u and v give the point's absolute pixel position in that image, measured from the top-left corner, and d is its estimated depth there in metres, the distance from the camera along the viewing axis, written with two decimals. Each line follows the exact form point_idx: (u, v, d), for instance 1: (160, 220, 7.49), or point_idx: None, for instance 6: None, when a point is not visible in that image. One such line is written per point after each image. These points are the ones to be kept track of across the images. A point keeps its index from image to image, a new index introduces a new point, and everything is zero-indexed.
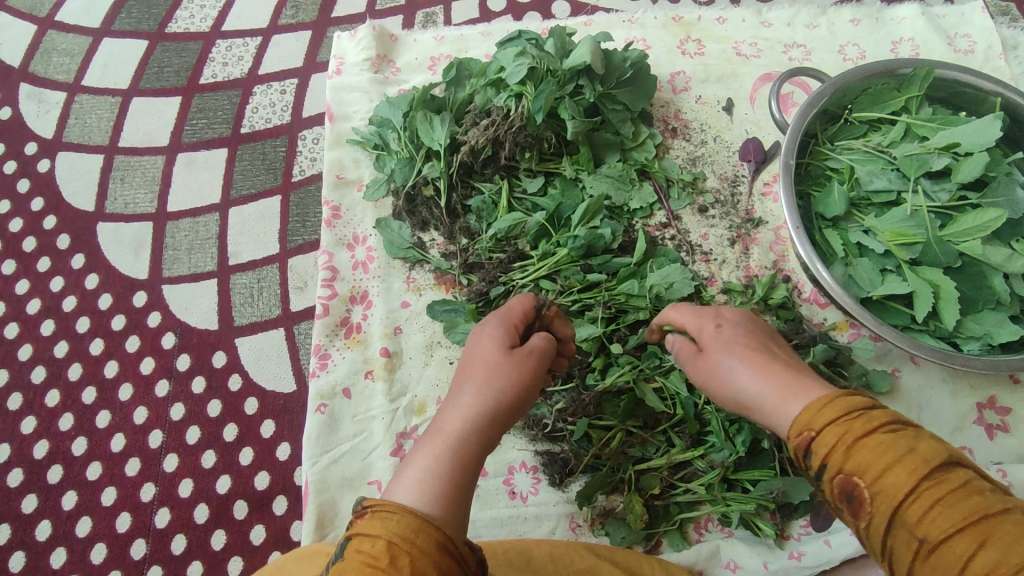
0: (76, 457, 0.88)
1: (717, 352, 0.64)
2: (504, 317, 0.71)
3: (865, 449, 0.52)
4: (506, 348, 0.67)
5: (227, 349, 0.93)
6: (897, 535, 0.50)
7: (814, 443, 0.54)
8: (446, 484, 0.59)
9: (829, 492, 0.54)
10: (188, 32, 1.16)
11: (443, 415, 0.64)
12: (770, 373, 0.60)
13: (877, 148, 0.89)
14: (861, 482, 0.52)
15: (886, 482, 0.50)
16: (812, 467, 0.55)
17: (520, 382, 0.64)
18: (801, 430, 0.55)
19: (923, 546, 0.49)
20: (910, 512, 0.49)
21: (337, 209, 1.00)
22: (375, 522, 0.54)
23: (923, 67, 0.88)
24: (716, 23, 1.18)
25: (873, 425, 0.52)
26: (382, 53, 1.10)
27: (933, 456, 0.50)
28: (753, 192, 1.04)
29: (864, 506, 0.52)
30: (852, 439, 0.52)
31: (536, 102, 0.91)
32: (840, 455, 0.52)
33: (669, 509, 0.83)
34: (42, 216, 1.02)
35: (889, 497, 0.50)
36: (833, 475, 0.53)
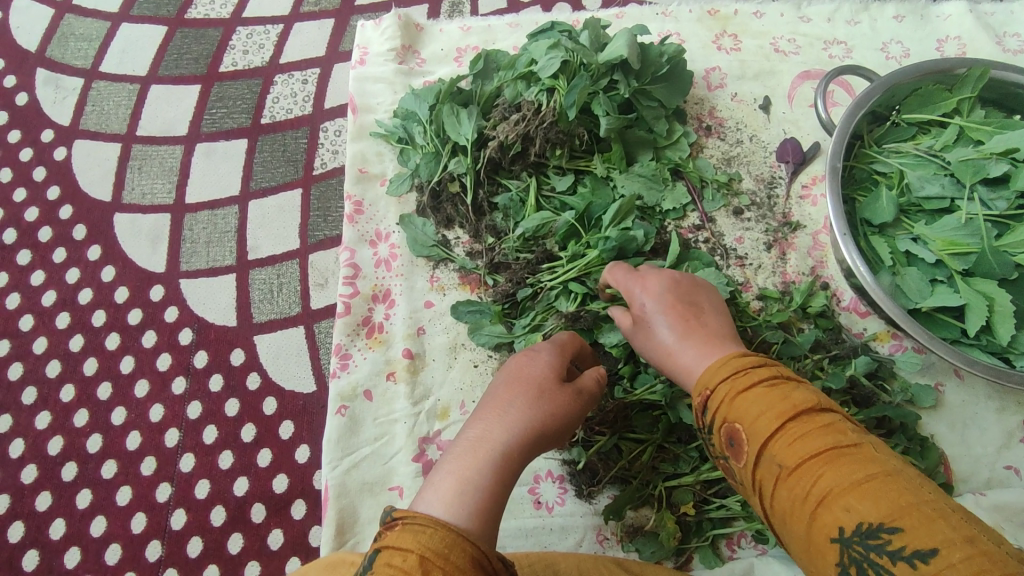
0: (91, 454, 0.86)
1: (651, 318, 0.71)
2: (558, 344, 0.72)
3: (748, 395, 0.56)
4: (558, 374, 0.67)
5: (246, 346, 0.90)
6: (762, 465, 0.54)
7: (711, 399, 0.60)
8: (479, 497, 0.56)
9: (720, 444, 0.59)
10: (208, 18, 1.12)
11: (487, 424, 0.62)
12: (684, 335, 0.68)
13: (928, 152, 0.85)
14: (739, 425, 0.56)
15: (753, 420, 0.55)
16: (708, 419, 0.60)
17: (570, 409, 0.65)
18: (701, 389, 0.62)
19: (782, 472, 0.52)
20: (774, 441, 0.53)
21: (359, 204, 0.97)
22: (405, 534, 0.51)
23: (979, 67, 0.83)
24: (753, 17, 1.13)
25: (759, 378, 0.57)
26: (407, 43, 1.07)
27: (801, 399, 0.54)
28: (791, 195, 1.00)
29: (742, 447, 0.56)
30: (737, 388, 0.57)
31: (569, 96, 0.87)
32: (723, 401, 0.58)
33: (701, 524, 0.80)
34: (57, 206, 0.99)
35: (756, 430, 0.54)
36: (720, 422, 0.58)
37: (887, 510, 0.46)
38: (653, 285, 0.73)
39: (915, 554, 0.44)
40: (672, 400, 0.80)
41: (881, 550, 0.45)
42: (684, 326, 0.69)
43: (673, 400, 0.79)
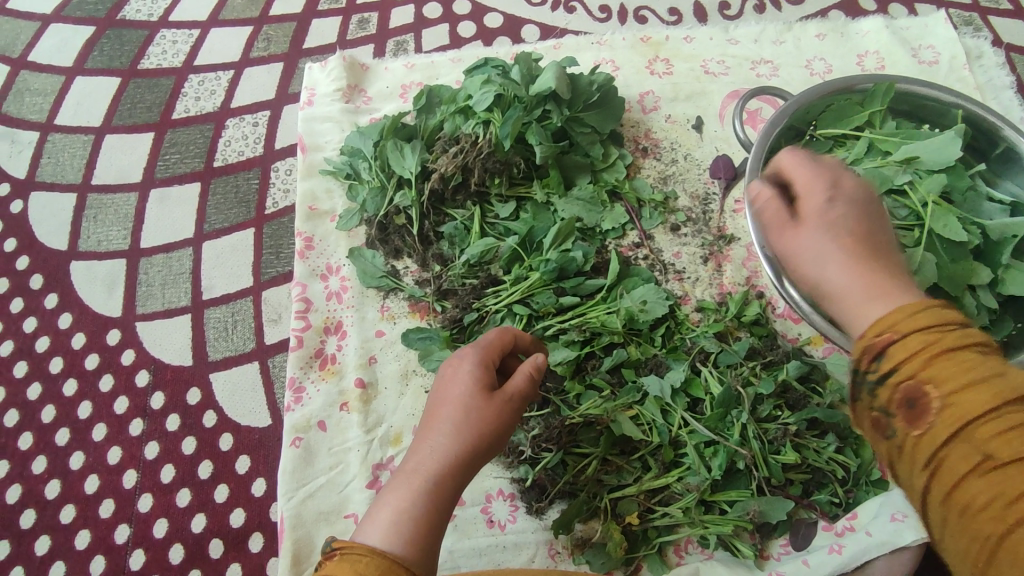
0: (49, 500, 0.88)
1: (809, 225, 0.58)
2: (479, 347, 0.70)
3: (949, 362, 0.47)
4: (481, 384, 0.66)
5: (201, 385, 0.93)
6: (949, 452, 0.46)
7: (894, 346, 0.49)
8: (410, 523, 0.58)
9: (889, 400, 0.50)
10: (161, 68, 1.17)
11: (415, 454, 0.63)
12: (846, 237, 0.56)
13: (840, 165, 0.90)
14: (933, 392, 0.47)
15: (964, 397, 0.46)
16: (880, 366, 0.50)
17: (501, 420, 0.65)
18: (882, 331, 0.50)
19: (980, 465, 0.45)
20: (983, 428, 0.45)
21: (309, 240, 1.00)
22: (342, 564, 0.55)
23: (884, 83, 0.89)
24: (684, 42, 1.19)
25: (966, 343, 0.48)
26: (353, 83, 1.11)
27: (1015, 387, 0.45)
28: (725, 209, 1.05)
29: (927, 414, 0.47)
30: (939, 349, 0.47)
31: (503, 128, 0.91)
32: (918, 360, 0.48)
33: (647, 533, 0.83)
34: (14, 257, 1.02)
35: (962, 410, 0.46)
36: (902, 377, 0.48)
37: None
38: (840, 189, 0.58)
39: None
40: (614, 412, 0.84)
41: None
42: (861, 256, 0.56)
43: (614, 412, 0.84)
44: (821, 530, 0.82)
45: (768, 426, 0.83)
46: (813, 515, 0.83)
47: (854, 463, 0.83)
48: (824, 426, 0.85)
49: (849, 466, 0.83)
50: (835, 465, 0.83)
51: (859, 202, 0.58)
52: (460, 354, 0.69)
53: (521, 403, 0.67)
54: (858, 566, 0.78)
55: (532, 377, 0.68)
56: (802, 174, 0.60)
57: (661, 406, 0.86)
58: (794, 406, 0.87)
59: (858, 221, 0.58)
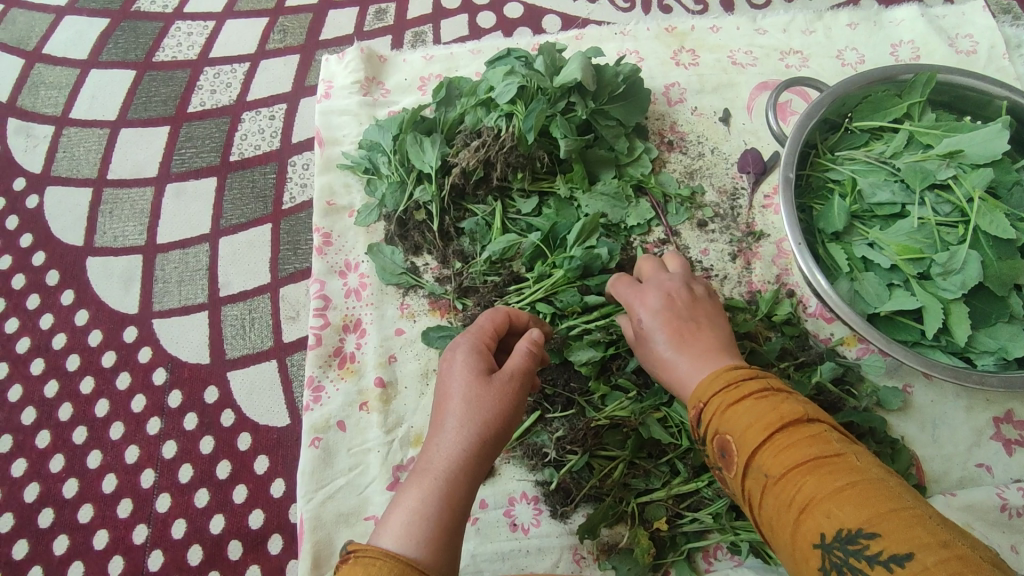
0: (67, 499, 0.87)
1: (648, 335, 0.72)
2: (473, 336, 0.68)
3: (733, 411, 0.61)
4: (479, 372, 0.64)
5: (219, 383, 0.91)
6: (750, 475, 0.58)
7: (705, 412, 0.64)
8: (424, 522, 0.56)
9: (714, 453, 0.63)
10: (176, 61, 1.15)
11: (426, 451, 0.61)
12: (665, 321, 0.72)
13: (878, 159, 0.87)
14: (729, 437, 0.60)
15: (745, 434, 0.59)
16: (701, 432, 0.64)
17: (505, 405, 0.63)
18: (695, 402, 0.65)
19: (767, 482, 0.57)
20: (764, 455, 0.57)
21: (328, 236, 0.98)
22: (356, 568, 0.53)
23: (924, 73, 0.85)
24: (710, 32, 1.15)
25: (738, 396, 0.61)
26: (370, 75, 1.08)
27: (772, 417, 0.58)
28: (754, 205, 1.02)
29: (732, 457, 0.60)
30: (729, 402, 0.61)
31: (526, 121, 0.88)
32: (715, 414, 0.62)
33: (676, 539, 0.81)
34: (30, 252, 1.01)
35: (745, 446, 0.58)
36: (713, 436, 0.62)
37: (870, 516, 0.50)
38: (652, 280, 0.77)
39: (893, 559, 0.48)
40: (640, 413, 0.81)
41: (860, 555, 0.49)
42: (678, 341, 0.70)
43: (641, 414, 0.81)
44: None
45: None
46: None
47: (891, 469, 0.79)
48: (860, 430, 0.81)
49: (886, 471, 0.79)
50: None
51: (663, 304, 0.73)
52: (454, 345, 0.67)
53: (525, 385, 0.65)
54: None
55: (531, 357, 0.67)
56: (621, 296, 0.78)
57: (690, 408, 0.81)
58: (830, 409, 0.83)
59: (669, 303, 0.73)
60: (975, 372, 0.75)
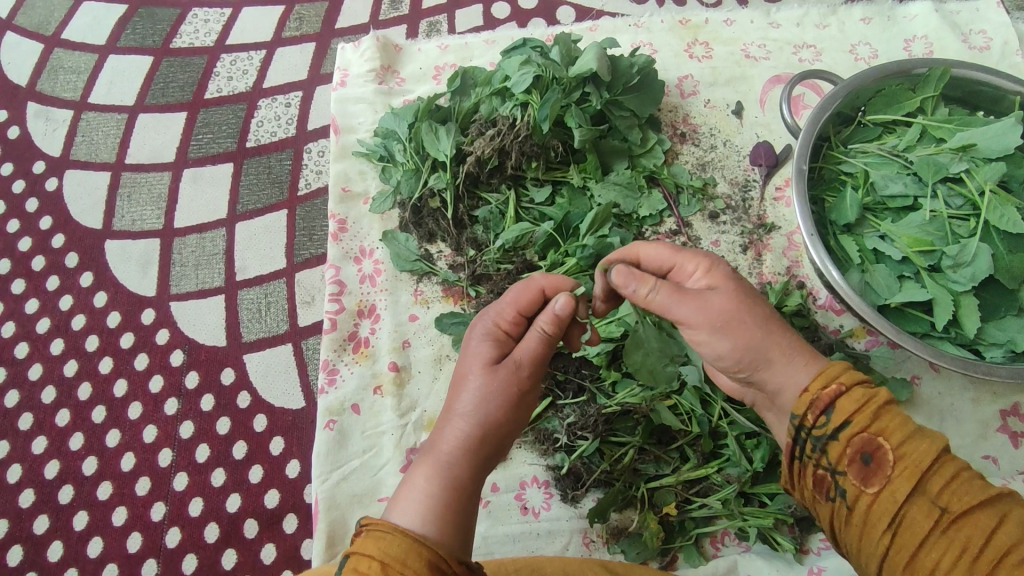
0: (86, 476, 0.89)
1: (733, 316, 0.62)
2: (492, 317, 0.67)
3: (889, 419, 0.58)
4: (494, 356, 0.64)
5: (235, 365, 0.93)
6: (911, 503, 0.56)
7: (839, 400, 0.59)
8: (434, 502, 0.58)
9: (841, 457, 0.59)
10: (193, 47, 1.16)
11: (438, 435, 0.63)
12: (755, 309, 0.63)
13: (891, 152, 0.87)
14: (886, 446, 0.57)
15: (912, 453, 0.57)
16: (831, 423, 0.59)
17: (520, 388, 0.63)
18: (827, 385, 0.60)
19: (941, 517, 0.55)
20: (933, 482, 0.56)
21: (343, 223, 0.99)
22: (367, 543, 0.54)
23: (939, 67, 0.85)
24: (724, 25, 1.15)
25: (888, 403, 0.59)
26: (386, 64, 1.09)
27: (935, 442, 0.57)
28: (765, 197, 1.02)
29: (882, 469, 0.57)
30: (884, 407, 0.58)
31: (541, 111, 0.88)
32: (867, 416, 0.58)
33: (684, 524, 0.82)
34: (50, 235, 1.02)
35: (914, 466, 0.56)
36: (853, 434, 0.58)
37: None
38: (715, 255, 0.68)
39: None
40: (652, 401, 0.81)
41: None
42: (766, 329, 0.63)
43: (653, 402, 0.81)
44: None
45: None
46: None
47: None
48: None
49: None
50: None
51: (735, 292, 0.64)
52: (474, 327, 0.67)
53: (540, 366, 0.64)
54: None
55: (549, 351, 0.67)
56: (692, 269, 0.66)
57: (701, 396, 0.82)
58: None
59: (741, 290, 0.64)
60: (984, 363, 0.76)
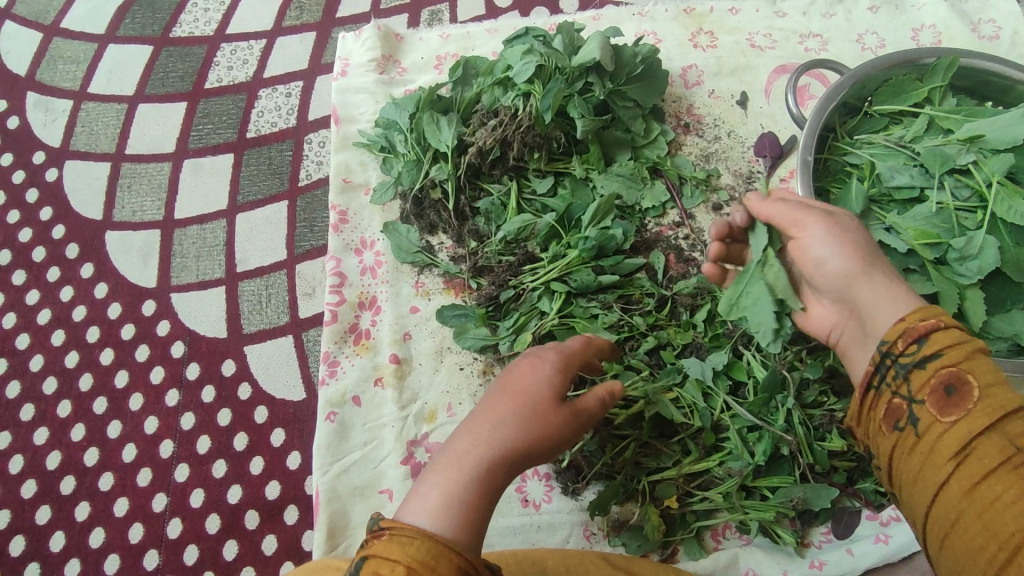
0: (88, 467, 0.89)
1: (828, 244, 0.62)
2: (560, 356, 0.66)
3: (980, 360, 0.54)
4: (551, 388, 0.62)
5: (236, 357, 0.93)
6: (989, 438, 0.52)
7: (935, 332, 0.56)
8: (459, 508, 0.56)
9: (922, 385, 0.55)
10: (193, 37, 1.15)
11: (468, 434, 0.60)
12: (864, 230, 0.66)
13: (897, 143, 0.86)
14: (972, 381, 0.53)
15: (994, 393, 0.53)
16: (920, 352, 0.56)
17: (561, 428, 0.61)
18: (925, 316, 0.57)
19: (1013, 458, 0.51)
20: (1016, 424, 0.52)
21: (344, 214, 0.98)
22: (392, 545, 0.53)
23: (947, 56, 0.84)
24: (729, 14, 1.13)
25: (981, 351, 0.55)
26: (387, 53, 1.08)
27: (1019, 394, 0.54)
28: (769, 188, 1.01)
29: (963, 402, 0.53)
30: (971, 348, 0.55)
31: (544, 100, 0.87)
32: (960, 353, 0.55)
33: (685, 517, 0.82)
34: (50, 226, 1.02)
35: (996, 403, 0.52)
36: (942, 365, 0.55)
37: None
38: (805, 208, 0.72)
39: None
40: (653, 391, 0.81)
41: None
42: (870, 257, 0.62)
43: (654, 393, 0.81)
44: (865, 519, 0.81)
45: (813, 412, 0.81)
46: (858, 503, 0.81)
47: None
48: None
49: None
50: None
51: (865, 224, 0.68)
52: (542, 353, 0.65)
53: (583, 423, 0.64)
54: (903, 558, 0.79)
55: (600, 407, 0.66)
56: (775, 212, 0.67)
57: (702, 388, 0.82)
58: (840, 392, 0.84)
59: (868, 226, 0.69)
60: (991, 357, 0.75)
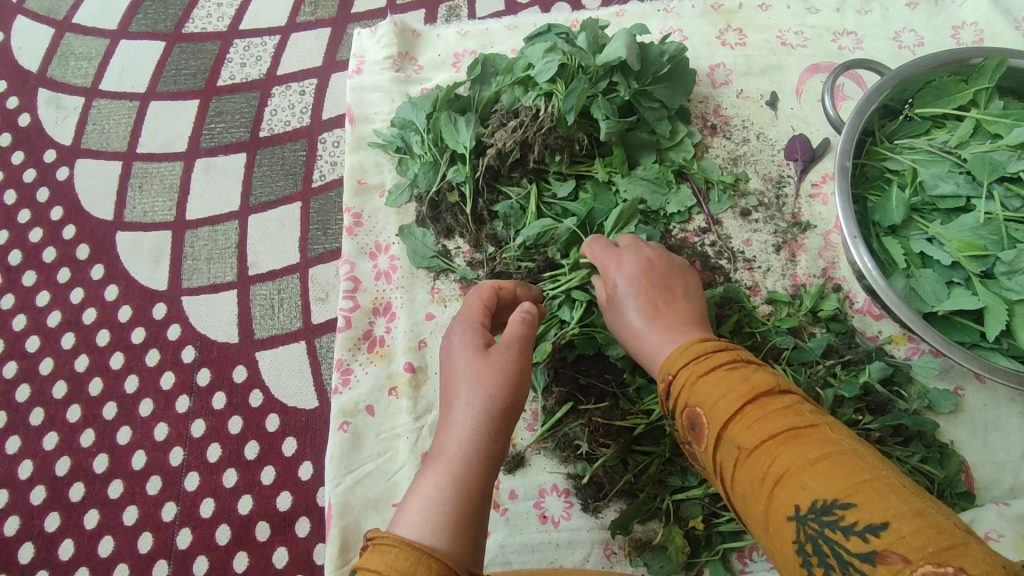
0: (98, 474, 0.87)
1: (620, 299, 0.74)
2: (467, 318, 0.70)
3: (704, 383, 0.59)
4: (477, 349, 0.65)
5: (248, 363, 0.90)
6: (725, 448, 0.56)
7: (672, 385, 0.63)
8: (446, 511, 0.55)
9: (682, 427, 0.62)
10: (206, 32, 1.12)
11: (440, 437, 0.61)
12: (639, 288, 0.73)
13: (942, 148, 0.82)
14: (702, 409, 0.58)
15: (716, 407, 0.57)
16: (671, 405, 0.63)
17: (510, 371, 0.64)
18: (665, 375, 0.64)
19: (742, 453, 0.54)
20: (735, 425, 0.56)
21: (358, 216, 0.95)
22: (372, 556, 0.51)
23: (996, 56, 0.79)
24: (759, 10, 1.09)
25: (712, 364, 0.60)
26: (403, 50, 1.04)
27: (742, 389, 0.57)
28: (801, 194, 0.97)
29: (703, 430, 0.59)
30: (697, 374, 0.60)
31: (567, 101, 0.84)
32: (682, 383, 0.61)
33: (711, 538, 0.79)
34: (61, 226, 1.00)
35: (719, 414, 0.57)
36: (682, 407, 0.61)
37: (842, 484, 0.49)
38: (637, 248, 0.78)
39: (868, 529, 0.46)
40: None
41: (836, 525, 0.47)
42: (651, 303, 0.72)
43: None
44: None
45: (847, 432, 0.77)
46: None
47: (939, 475, 0.77)
48: (907, 433, 0.79)
49: (933, 476, 0.77)
50: (920, 476, 0.77)
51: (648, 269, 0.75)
52: (450, 335, 0.69)
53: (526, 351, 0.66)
54: None
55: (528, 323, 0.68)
56: (597, 259, 0.78)
57: None
58: (876, 411, 0.81)
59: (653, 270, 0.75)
60: None
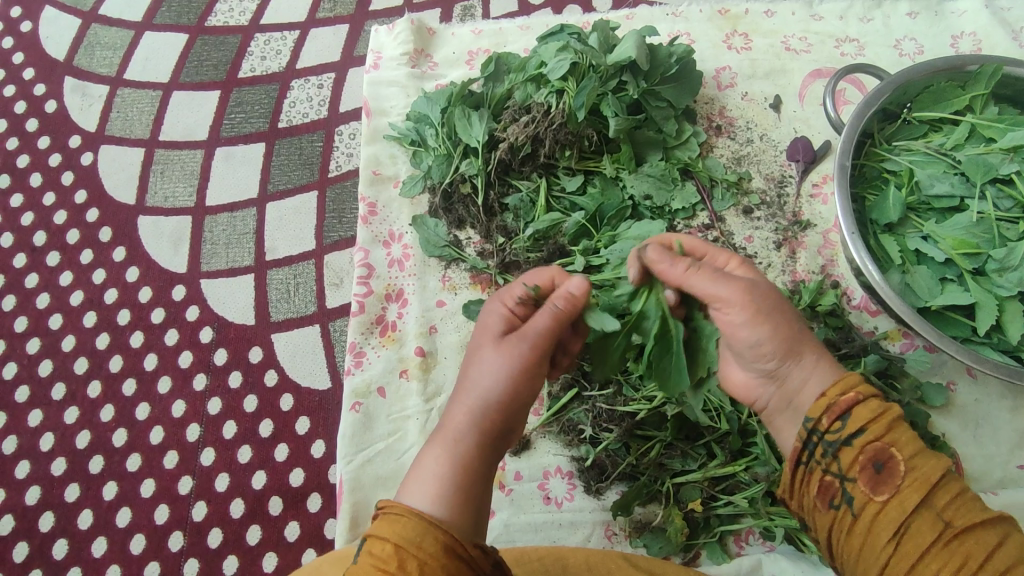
0: (117, 447, 0.90)
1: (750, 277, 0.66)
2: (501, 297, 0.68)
3: (899, 429, 0.59)
4: (498, 334, 0.65)
5: (264, 345, 0.93)
6: (921, 517, 0.56)
7: (857, 407, 0.60)
8: (447, 491, 0.58)
9: (853, 463, 0.59)
10: (228, 26, 1.16)
11: (451, 415, 0.63)
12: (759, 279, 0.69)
13: (938, 151, 0.85)
14: (897, 456, 0.58)
15: (920, 466, 0.57)
16: (845, 429, 0.59)
17: (526, 364, 0.62)
18: (845, 391, 0.61)
19: (947, 530, 0.55)
20: (939, 497, 0.57)
21: (373, 206, 0.98)
22: (382, 525, 0.55)
23: (991, 64, 0.82)
24: (764, 16, 1.12)
25: (901, 417, 0.60)
26: (420, 47, 1.08)
27: (941, 462, 0.58)
28: (801, 193, 1.00)
29: (892, 478, 0.58)
30: (889, 417, 0.59)
31: (577, 98, 0.87)
32: (880, 425, 0.59)
33: (709, 521, 0.82)
34: (84, 209, 1.03)
35: (923, 476, 0.57)
36: (867, 441, 0.58)
37: None
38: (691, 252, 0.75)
39: None
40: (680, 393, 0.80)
41: None
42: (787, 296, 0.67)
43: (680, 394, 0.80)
44: None
45: None
46: None
47: None
48: None
49: None
50: None
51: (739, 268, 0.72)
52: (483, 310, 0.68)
53: (547, 342, 0.63)
54: None
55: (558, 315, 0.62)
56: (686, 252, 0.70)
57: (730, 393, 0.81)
58: None
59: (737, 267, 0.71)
60: None
